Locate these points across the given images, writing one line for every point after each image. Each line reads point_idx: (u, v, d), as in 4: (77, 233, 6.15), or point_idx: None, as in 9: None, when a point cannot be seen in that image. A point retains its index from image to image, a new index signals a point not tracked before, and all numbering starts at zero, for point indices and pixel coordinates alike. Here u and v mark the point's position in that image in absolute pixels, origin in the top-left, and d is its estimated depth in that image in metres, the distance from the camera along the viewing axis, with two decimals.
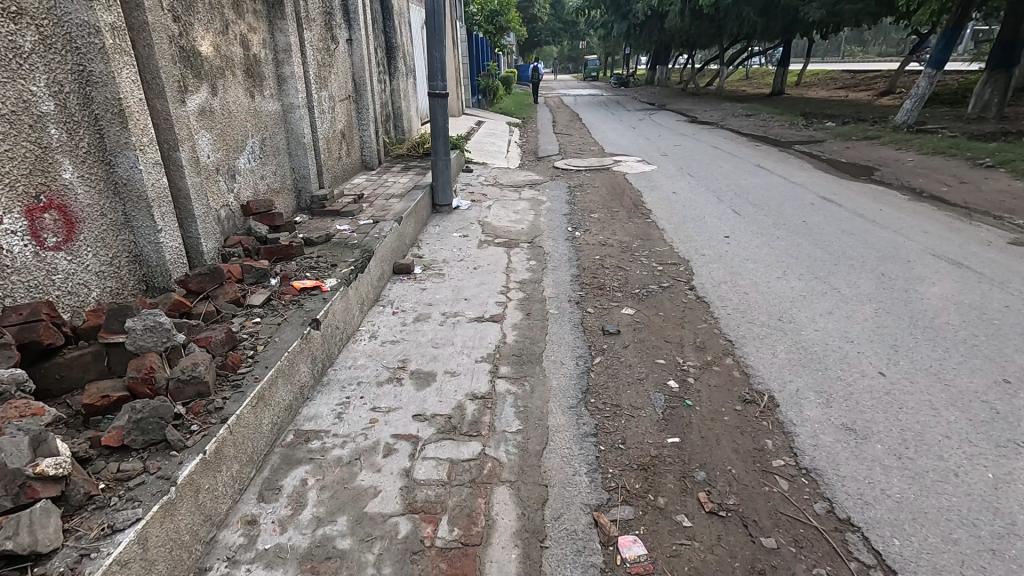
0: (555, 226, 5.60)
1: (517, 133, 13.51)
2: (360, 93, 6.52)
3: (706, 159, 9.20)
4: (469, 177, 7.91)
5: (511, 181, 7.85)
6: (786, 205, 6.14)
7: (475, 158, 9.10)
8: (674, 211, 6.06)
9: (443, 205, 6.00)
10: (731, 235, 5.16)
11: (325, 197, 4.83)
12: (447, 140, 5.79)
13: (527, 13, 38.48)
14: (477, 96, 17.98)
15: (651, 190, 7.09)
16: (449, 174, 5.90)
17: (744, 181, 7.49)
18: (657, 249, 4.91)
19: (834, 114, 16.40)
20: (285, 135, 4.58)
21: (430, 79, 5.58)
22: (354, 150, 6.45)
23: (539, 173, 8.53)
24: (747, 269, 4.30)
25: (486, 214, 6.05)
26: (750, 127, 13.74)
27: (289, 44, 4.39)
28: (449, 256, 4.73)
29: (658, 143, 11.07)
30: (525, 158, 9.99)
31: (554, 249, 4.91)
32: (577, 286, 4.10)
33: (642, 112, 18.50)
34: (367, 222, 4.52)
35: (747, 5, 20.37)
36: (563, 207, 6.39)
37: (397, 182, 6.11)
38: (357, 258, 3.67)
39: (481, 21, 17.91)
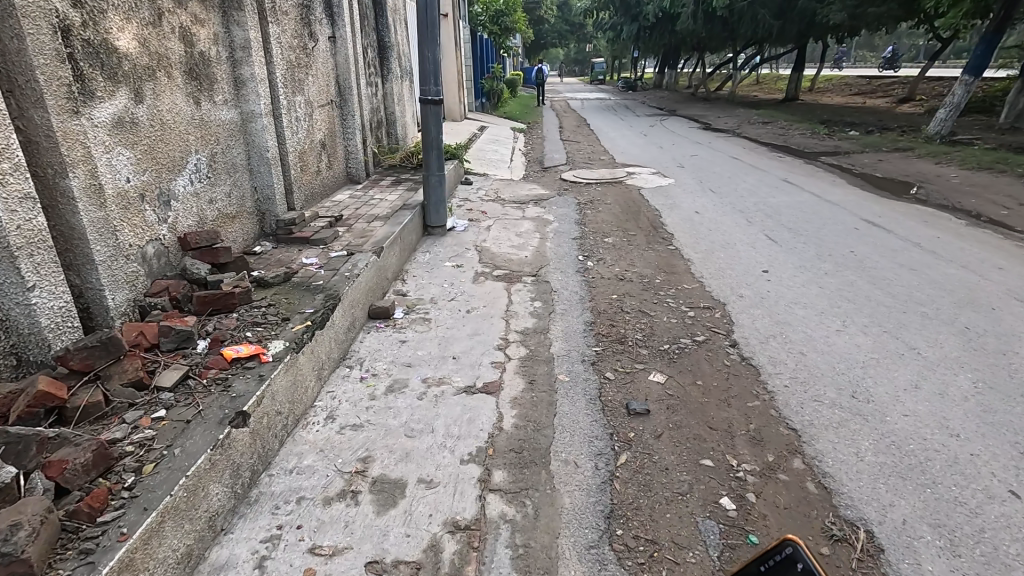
0: (564, 254, 4.85)
1: (522, 140, 12.78)
2: (344, 98, 5.79)
3: (728, 172, 8.44)
4: (468, 192, 7.18)
5: (514, 196, 7.11)
6: (827, 231, 5.38)
7: (476, 169, 8.36)
8: (700, 236, 5.30)
9: (436, 227, 5.25)
10: (770, 270, 4.40)
11: (294, 221, 4.11)
12: (441, 153, 5.05)
13: (534, 15, 37.82)
14: (480, 99, 17.26)
15: (671, 209, 6.34)
16: (443, 192, 5.16)
17: (774, 199, 6.73)
18: (684, 286, 4.15)
19: (856, 121, 15.67)
20: (244, 149, 3.85)
21: (422, 82, 4.84)
22: (337, 161, 5.72)
23: (545, 186, 7.79)
24: (797, 318, 3.55)
25: (485, 237, 5.30)
26: (769, 135, 12.99)
27: (249, 40, 3.66)
28: (439, 293, 3.99)
29: (673, 152, 10.33)
30: (530, 168, 9.26)
31: (563, 284, 4.16)
32: (591, 338, 3.36)
33: (653, 118, 17.76)
34: (340, 254, 3.78)
35: (763, 8, 19.64)
36: (572, 229, 5.65)
37: (383, 200, 5.37)
38: (317, 308, 2.92)
39: (486, 21, 17.15)
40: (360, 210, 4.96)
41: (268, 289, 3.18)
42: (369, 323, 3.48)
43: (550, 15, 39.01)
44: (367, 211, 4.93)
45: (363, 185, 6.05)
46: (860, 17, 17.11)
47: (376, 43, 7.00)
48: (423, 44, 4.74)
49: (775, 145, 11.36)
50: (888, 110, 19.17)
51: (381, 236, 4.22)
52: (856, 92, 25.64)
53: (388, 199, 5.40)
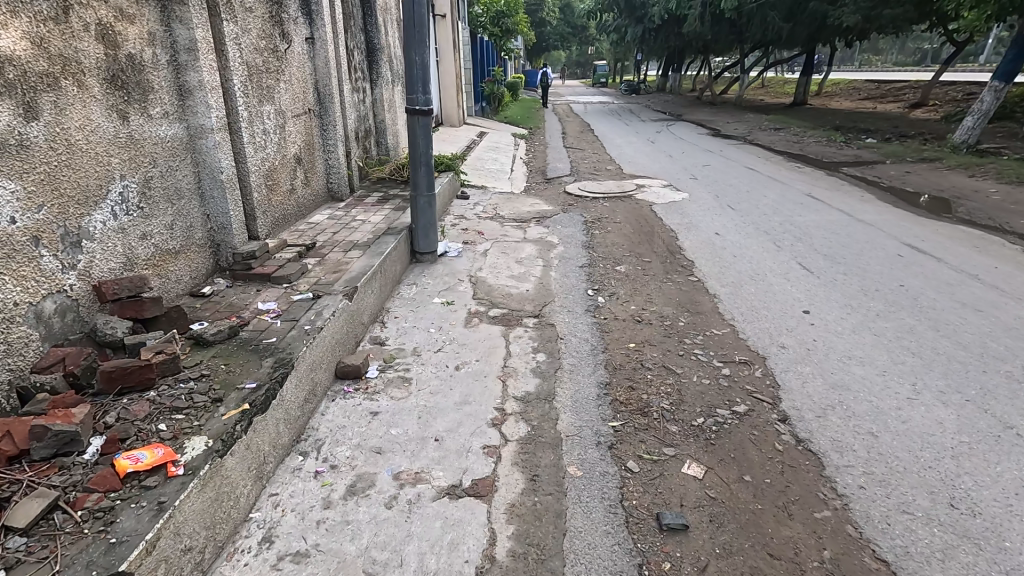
0: (571, 287, 4.24)
1: (523, 146, 12.18)
2: (324, 106, 5.17)
3: (745, 185, 7.83)
4: (464, 208, 6.57)
5: (514, 212, 6.50)
6: (868, 259, 4.77)
7: (473, 181, 7.76)
8: (724, 264, 4.69)
9: (425, 252, 4.63)
10: (811, 310, 3.78)
11: (254, 254, 3.49)
12: (431, 169, 4.43)
13: (536, 17, 37.25)
14: (480, 103, 16.65)
15: (688, 230, 5.72)
16: (433, 214, 4.54)
17: (801, 218, 6.11)
18: (712, 332, 3.53)
19: (870, 128, 15.08)
20: (192, 171, 3.23)
21: (408, 90, 4.23)
22: (315, 177, 5.10)
23: (549, 201, 7.19)
24: (856, 380, 2.93)
25: (480, 265, 4.68)
26: (783, 142, 12.39)
27: (196, 40, 3.04)
28: (424, 340, 3.37)
29: (684, 162, 9.72)
30: (532, 179, 8.65)
31: (570, 329, 3.55)
32: (607, 408, 2.73)
33: (659, 123, 17.18)
34: (305, 296, 3.16)
35: (772, 10, 19.05)
36: (579, 254, 5.03)
37: (366, 221, 4.76)
38: (262, 380, 2.30)
39: (487, 22, 16.56)
40: (337, 236, 4.35)
41: (207, 349, 2.56)
42: (335, 384, 2.86)
43: (552, 17, 38.45)
44: (346, 236, 4.32)
45: (346, 203, 5.44)
46: (874, 19, 16.51)
47: (363, 45, 6.39)
48: (409, 46, 4.12)
49: (790, 154, 10.76)
50: (901, 115, 18.57)
51: (358, 269, 3.61)
52: (865, 97, 25.04)
53: (371, 220, 4.79)
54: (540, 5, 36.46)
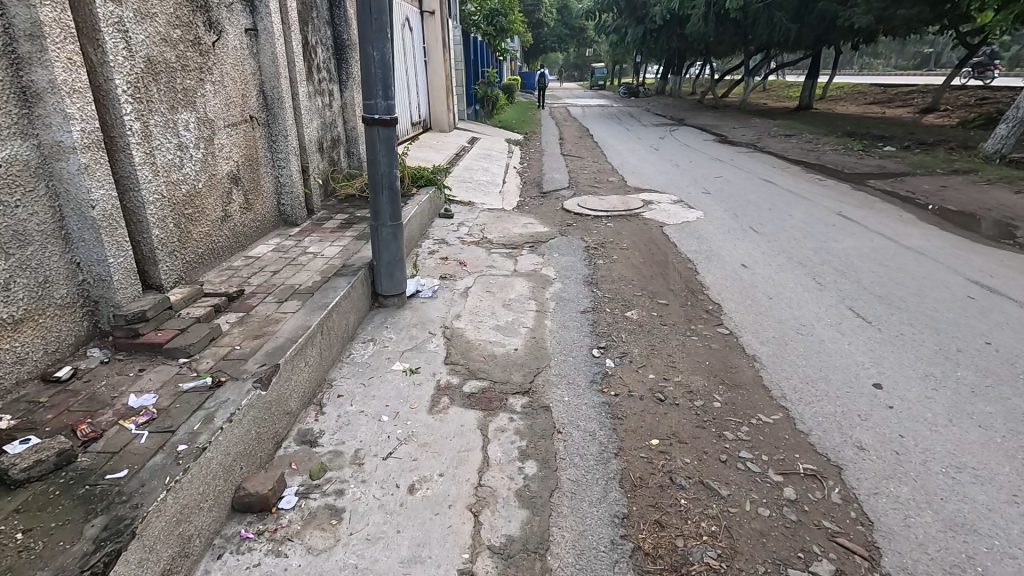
0: (571, 345, 3.35)
1: (518, 153, 11.32)
2: (272, 112, 4.28)
3: (766, 202, 6.96)
4: (446, 229, 5.68)
5: (504, 235, 5.62)
6: (934, 303, 3.90)
7: (459, 196, 6.87)
8: (760, 310, 3.81)
9: (389, 296, 3.73)
10: (885, 384, 2.90)
11: (144, 315, 2.58)
12: (395, 194, 3.54)
13: (534, 17, 36.39)
14: (473, 106, 15.77)
15: (708, 260, 4.83)
16: (399, 249, 3.65)
17: (838, 244, 5.24)
18: (760, 421, 2.64)
19: (885, 135, 14.27)
20: (47, 204, 2.33)
21: (365, 93, 3.33)
22: (260, 199, 4.20)
23: (545, 220, 6.31)
24: (981, 514, 2.05)
25: (459, 310, 3.79)
26: (796, 150, 11.56)
27: (41, 23, 2.14)
28: (371, 436, 2.48)
29: (694, 173, 8.86)
30: (526, 192, 7.78)
31: (571, 415, 2.66)
32: (626, 570, 1.85)
33: (663, 129, 16.34)
34: (200, 383, 2.26)
35: (779, 10, 18.26)
36: (580, 293, 4.14)
37: (317, 255, 3.86)
38: (66, 573, 1.40)
39: (480, 21, 15.80)
40: (276, 277, 3.45)
41: (12, 495, 1.66)
42: (229, 524, 1.96)
43: (550, 18, 37.62)
44: (287, 278, 3.42)
45: (301, 228, 4.54)
46: (888, 20, 15.68)
47: (329, 41, 5.50)
48: (365, 37, 3.23)
49: (808, 164, 9.92)
50: (914, 122, 17.73)
51: (287, 332, 2.71)
52: (872, 101, 24.26)
53: (324, 254, 3.89)
54: (538, 5, 35.69)
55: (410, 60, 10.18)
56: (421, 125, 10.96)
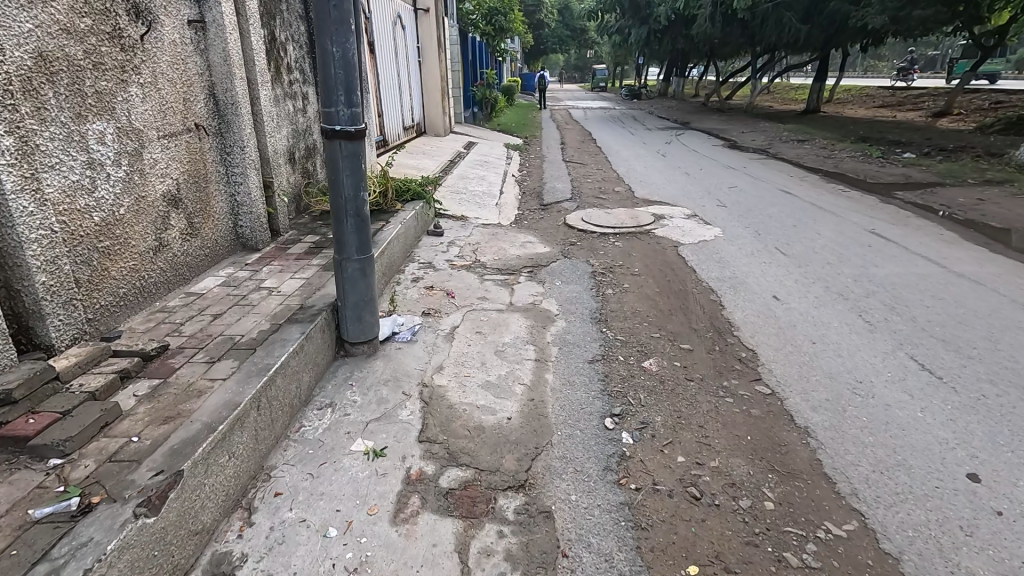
0: (577, 411, 2.71)
1: (517, 160, 10.69)
2: (225, 119, 3.64)
3: (789, 218, 6.31)
4: (435, 251, 5.03)
5: (499, 256, 4.98)
6: (1013, 350, 3.26)
7: (451, 209, 6.24)
8: (804, 361, 3.17)
9: (357, 342, 3.08)
10: (983, 476, 2.26)
11: (8, 396, 1.93)
12: (363, 222, 2.89)
13: (534, 18, 35.74)
14: (470, 109, 15.12)
15: (734, 292, 4.19)
16: (369, 288, 3.01)
17: (880, 270, 4.60)
18: (830, 535, 2.00)
19: (902, 140, 13.65)
20: None
21: (324, 100, 2.69)
22: (209, 222, 3.56)
23: (546, 237, 5.68)
24: None
25: (442, 359, 3.15)
26: (812, 156, 10.93)
27: None
28: (312, 562, 1.84)
29: (706, 183, 8.24)
30: (525, 204, 7.16)
31: (581, 526, 2.02)
32: None
33: (669, 133, 15.72)
34: (61, 506, 1.61)
35: (788, 10, 17.66)
36: (587, 335, 3.50)
37: (273, 293, 3.22)
38: None
39: (479, 20, 15.08)
40: (216, 324, 2.81)
41: None
42: None
43: (550, 18, 36.96)
44: (228, 325, 2.79)
45: (262, 254, 3.90)
46: (903, 22, 14.99)
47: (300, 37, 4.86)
48: (321, 30, 2.57)
49: (826, 172, 9.28)
50: (929, 126, 17.06)
51: (206, 413, 2.06)
52: (882, 105, 23.59)
53: (282, 290, 3.25)
54: (539, 5, 35.06)
55: (400, 60, 9.54)
56: (413, 129, 10.32)
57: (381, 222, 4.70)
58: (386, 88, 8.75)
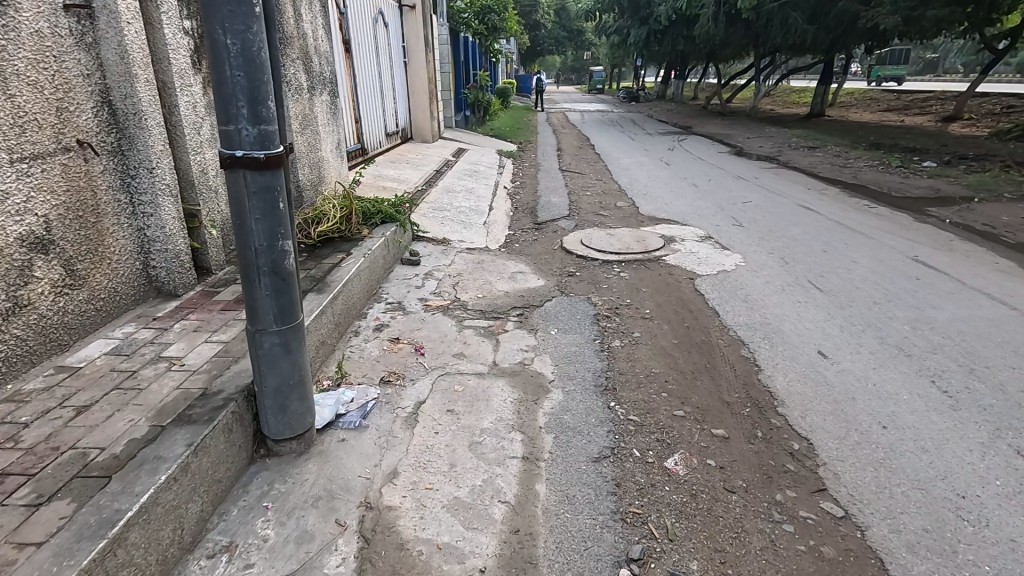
0: (579, 554, 1.92)
1: (510, 168, 9.90)
2: (127, 133, 2.84)
3: (816, 241, 5.54)
4: (408, 285, 4.24)
5: (483, 292, 4.18)
6: None
7: (431, 232, 5.46)
8: (879, 461, 2.38)
9: (282, 438, 2.28)
10: None
11: None
12: (284, 281, 2.09)
13: (531, 19, 35.00)
14: (462, 112, 14.34)
15: (770, 346, 3.41)
16: (296, 368, 2.21)
17: (940, 313, 3.83)
18: None
19: (917, 147, 12.94)
20: None
21: (220, 115, 1.88)
22: (104, 266, 2.76)
23: (540, 266, 4.90)
24: None
25: (397, 459, 2.36)
26: (827, 165, 10.20)
27: None
28: None
29: (717, 197, 7.48)
30: (517, 223, 6.38)
31: None
32: None
33: (671, 138, 14.99)
34: None
35: (794, 10, 17.00)
36: (589, 414, 2.72)
37: (173, 368, 2.42)
38: None
39: (471, 18, 14.24)
40: (74, 425, 2.01)
41: None
42: None
43: (547, 18, 36.23)
44: (90, 428, 1.98)
45: (181, 302, 3.09)
46: (915, 22, 14.21)
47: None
48: (209, 13, 1.77)
49: (846, 184, 8.54)
50: (941, 132, 16.35)
51: None
52: (888, 109, 22.88)
53: (187, 363, 2.45)
54: (535, 6, 34.36)
55: (382, 62, 8.72)
56: (397, 135, 9.53)
57: (341, 255, 3.91)
58: (364, 93, 7.94)
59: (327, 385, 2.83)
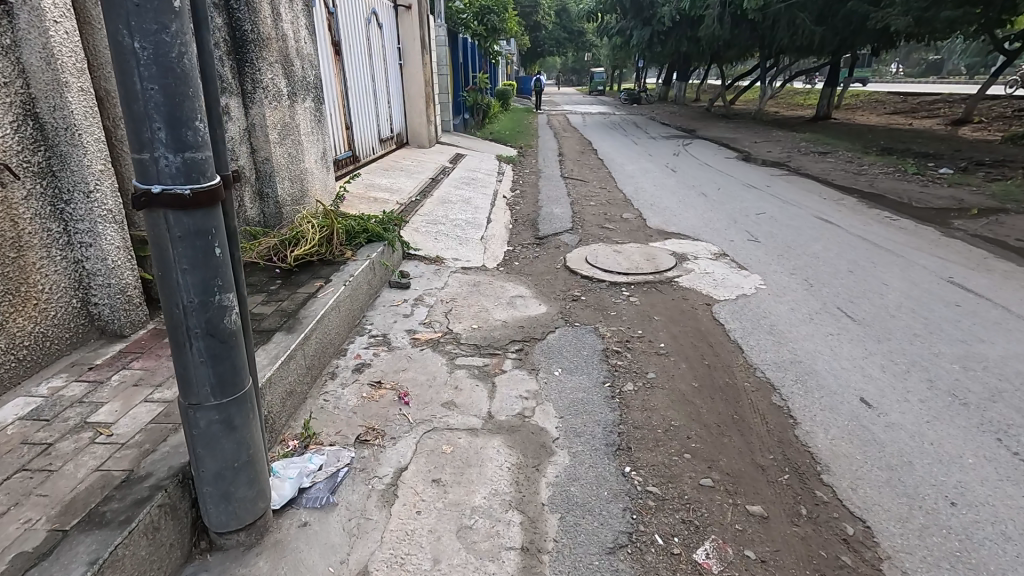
0: None
1: (510, 175, 9.48)
2: (58, 151, 2.43)
3: (841, 260, 5.11)
4: (395, 314, 3.82)
5: (479, 323, 3.76)
6: None
7: (423, 249, 5.04)
8: (955, 555, 1.96)
9: (227, 531, 1.85)
10: None
11: None
12: (223, 345, 1.67)
13: (531, 20, 34.58)
14: (461, 116, 13.92)
15: (804, 391, 2.99)
16: (242, 447, 1.79)
17: (992, 348, 3.40)
18: None
19: (930, 153, 12.52)
20: None
21: (131, 140, 1.46)
22: (27, 308, 2.35)
23: (542, 289, 4.48)
24: None
25: (368, 553, 1.94)
26: (840, 172, 9.78)
27: None
28: None
29: (729, 208, 7.06)
30: (517, 237, 5.96)
31: None
32: None
33: (676, 142, 14.59)
34: None
35: (801, 11, 16.61)
36: (601, 487, 2.29)
37: (98, 439, 1.99)
38: None
39: (470, 19, 13.79)
40: None
41: None
42: None
43: (547, 20, 35.82)
44: None
45: (127, 344, 2.68)
46: (927, 23, 13.78)
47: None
48: (110, 9, 1.35)
49: (863, 193, 8.12)
50: (952, 136, 15.93)
51: None
52: (895, 111, 22.45)
53: (116, 433, 2.03)
54: (535, 7, 33.96)
55: (375, 65, 8.30)
56: (392, 141, 9.11)
57: (318, 282, 3.50)
58: (356, 98, 7.52)
59: (293, 447, 2.41)
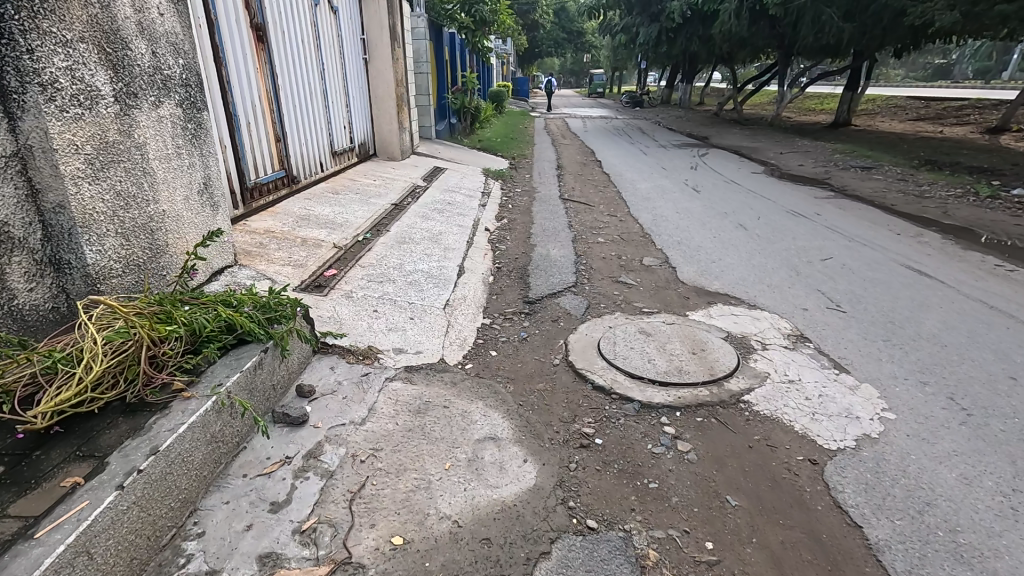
0: None
1: (497, 196, 7.74)
2: None
3: (986, 353, 3.35)
4: (253, 508, 2.06)
5: (407, 528, 2.01)
6: None
7: (349, 335, 3.28)
8: None
9: None
10: None
11: None
12: None
13: (529, 18, 32.86)
14: (444, 121, 12.19)
15: None
16: None
17: None
18: None
19: (988, 166, 10.75)
20: None
21: None
22: None
23: (531, 417, 2.74)
24: None
25: None
26: (898, 194, 8.04)
27: None
28: None
29: (784, 251, 5.32)
30: (498, 301, 4.22)
31: None
32: None
33: (690, 151, 12.85)
34: None
35: (827, 6, 14.91)
36: None
37: None
38: None
39: (456, 11, 11.93)
40: None
41: None
42: None
43: (545, 19, 34.12)
44: None
45: None
46: (976, 19, 12.01)
47: None
48: None
49: (944, 226, 6.37)
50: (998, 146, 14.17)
51: None
52: (920, 118, 20.69)
53: None
54: (533, 5, 32.20)
55: (325, 60, 6.55)
56: (350, 153, 7.35)
57: (75, 473, 1.75)
58: (295, 102, 5.77)
59: None
